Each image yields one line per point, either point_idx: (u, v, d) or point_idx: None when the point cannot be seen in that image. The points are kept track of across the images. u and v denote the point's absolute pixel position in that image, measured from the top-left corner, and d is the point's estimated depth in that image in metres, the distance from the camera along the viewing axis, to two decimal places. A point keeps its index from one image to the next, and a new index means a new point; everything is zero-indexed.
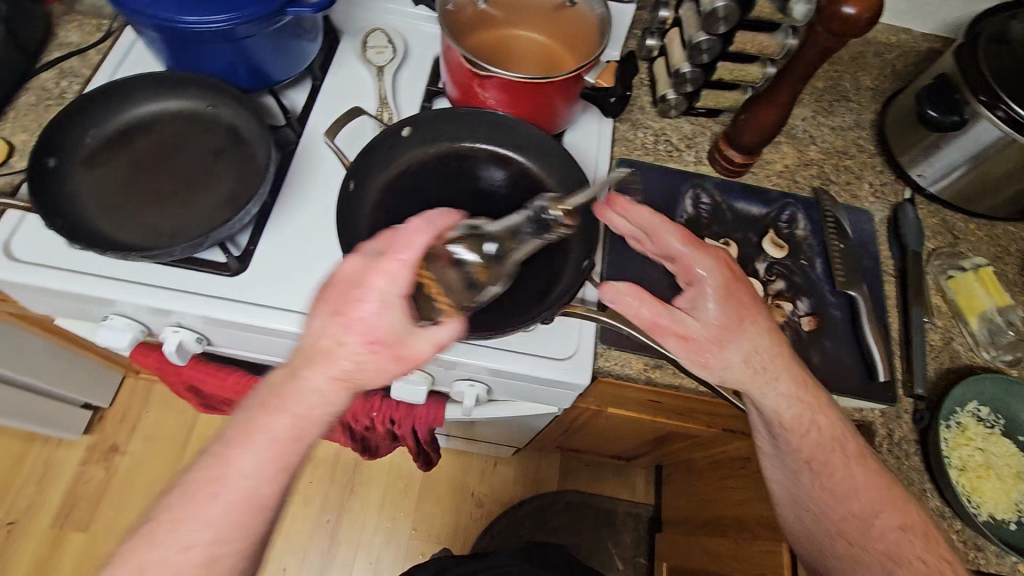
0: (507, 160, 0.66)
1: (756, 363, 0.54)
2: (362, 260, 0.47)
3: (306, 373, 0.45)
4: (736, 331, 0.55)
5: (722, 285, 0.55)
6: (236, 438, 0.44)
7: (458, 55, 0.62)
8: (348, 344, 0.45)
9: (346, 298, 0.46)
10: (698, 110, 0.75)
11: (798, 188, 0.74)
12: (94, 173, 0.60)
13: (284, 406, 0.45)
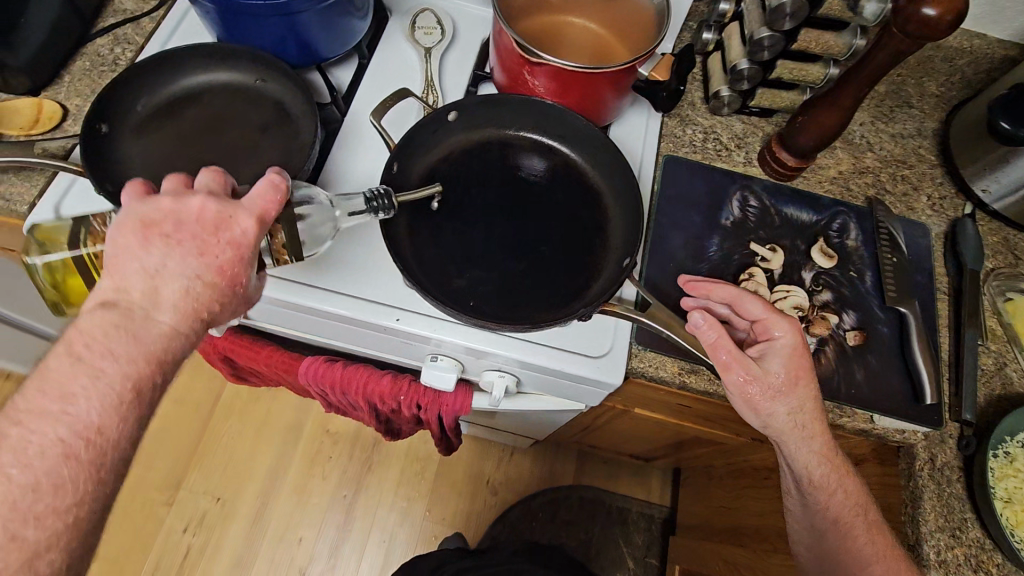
0: (550, 151, 0.66)
1: (800, 421, 0.54)
2: (208, 199, 0.43)
3: (154, 310, 0.41)
4: (793, 391, 0.54)
5: (793, 348, 0.55)
6: (63, 383, 0.37)
7: (509, 41, 0.60)
8: (177, 283, 0.41)
9: (194, 236, 0.42)
10: (752, 109, 0.73)
11: (852, 196, 0.71)
12: (144, 141, 0.60)
13: (103, 342, 0.39)
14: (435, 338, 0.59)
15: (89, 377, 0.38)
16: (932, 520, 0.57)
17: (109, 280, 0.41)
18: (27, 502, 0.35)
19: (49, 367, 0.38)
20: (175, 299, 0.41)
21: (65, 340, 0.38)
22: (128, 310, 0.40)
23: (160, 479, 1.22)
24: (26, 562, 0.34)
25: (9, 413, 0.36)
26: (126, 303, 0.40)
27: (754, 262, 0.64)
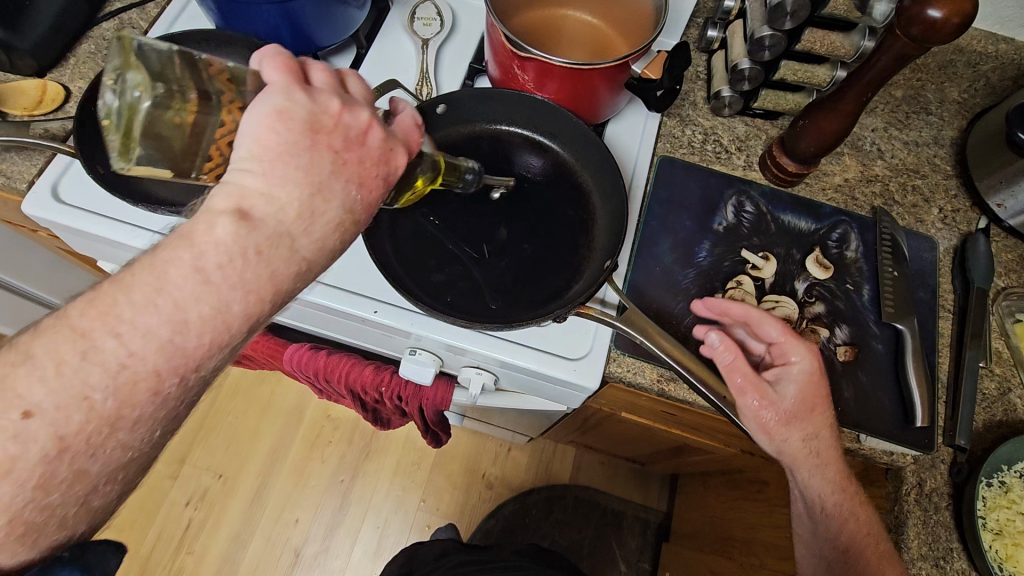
0: (542, 148, 0.65)
1: (812, 448, 0.53)
2: (370, 117, 0.38)
3: (299, 238, 0.35)
4: (807, 417, 0.52)
5: (812, 372, 0.53)
6: (179, 304, 0.31)
7: (495, 35, 0.59)
8: (333, 210, 0.37)
9: (361, 163, 0.38)
10: (755, 110, 0.70)
11: (856, 205, 0.68)
12: None
13: (237, 269, 0.33)
14: (413, 332, 0.59)
15: (210, 308, 0.32)
16: (913, 547, 0.54)
17: (257, 181, 0.34)
18: (99, 438, 0.30)
19: (169, 276, 0.31)
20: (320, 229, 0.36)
21: (191, 246, 0.32)
22: (273, 232, 0.34)
23: (165, 453, 1.26)
24: (82, 497, 0.31)
25: (108, 317, 0.30)
26: (276, 224, 0.34)
27: (745, 270, 0.62)
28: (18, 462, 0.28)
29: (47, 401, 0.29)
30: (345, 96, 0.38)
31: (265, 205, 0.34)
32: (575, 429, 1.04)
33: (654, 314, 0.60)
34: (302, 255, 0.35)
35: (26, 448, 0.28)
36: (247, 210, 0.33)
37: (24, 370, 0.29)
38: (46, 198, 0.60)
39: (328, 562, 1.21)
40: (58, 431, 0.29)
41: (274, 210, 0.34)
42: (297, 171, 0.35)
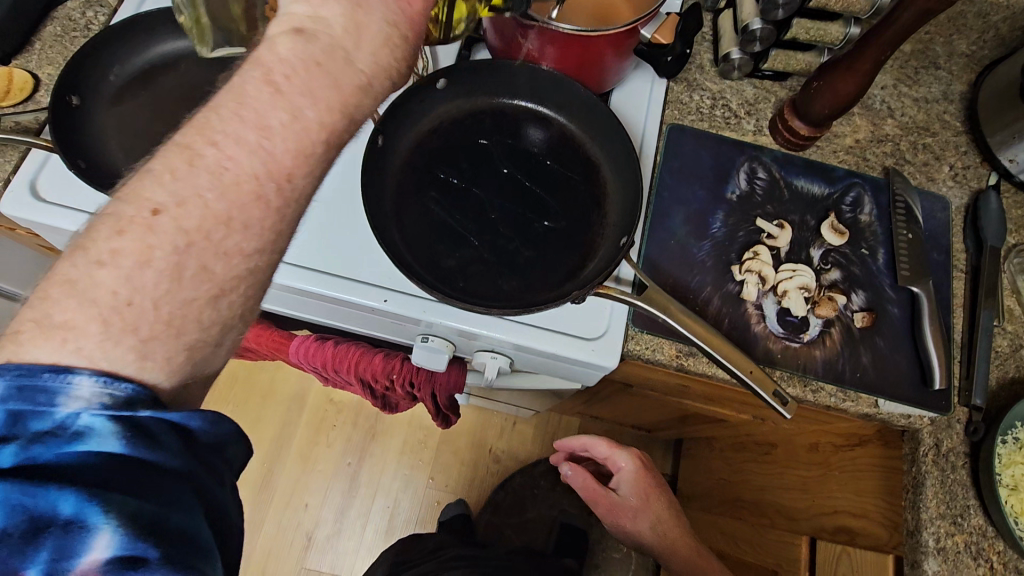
0: (546, 120, 0.62)
1: (660, 530, 0.76)
2: None
3: (352, 51, 0.34)
4: (646, 505, 0.77)
5: (634, 471, 0.77)
6: (260, 116, 0.32)
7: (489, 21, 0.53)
8: (376, 22, 0.35)
9: None
10: (765, 72, 0.68)
11: (867, 166, 0.67)
12: (117, 113, 0.57)
13: (304, 80, 0.33)
14: (425, 320, 0.57)
15: (288, 115, 0.32)
16: (933, 506, 0.55)
17: (303, 7, 0.34)
18: (217, 234, 0.31)
19: (246, 92, 0.32)
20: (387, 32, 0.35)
21: (261, 64, 0.32)
22: (326, 46, 0.33)
23: None
24: (212, 297, 0.31)
25: (204, 132, 0.31)
26: (326, 39, 0.33)
27: (760, 239, 0.60)
28: (157, 251, 0.30)
29: (168, 198, 0.30)
30: None
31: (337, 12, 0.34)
32: (584, 402, 1.04)
33: (672, 288, 0.59)
34: (359, 68, 0.34)
35: (159, 240, 0.30)
36: (300, 28, 0.33)
37: (146, 179, 0.31)
38: (25, 197, 0.56)
39: (341, 543, 1.22)
40: (181, 225, 0.30)
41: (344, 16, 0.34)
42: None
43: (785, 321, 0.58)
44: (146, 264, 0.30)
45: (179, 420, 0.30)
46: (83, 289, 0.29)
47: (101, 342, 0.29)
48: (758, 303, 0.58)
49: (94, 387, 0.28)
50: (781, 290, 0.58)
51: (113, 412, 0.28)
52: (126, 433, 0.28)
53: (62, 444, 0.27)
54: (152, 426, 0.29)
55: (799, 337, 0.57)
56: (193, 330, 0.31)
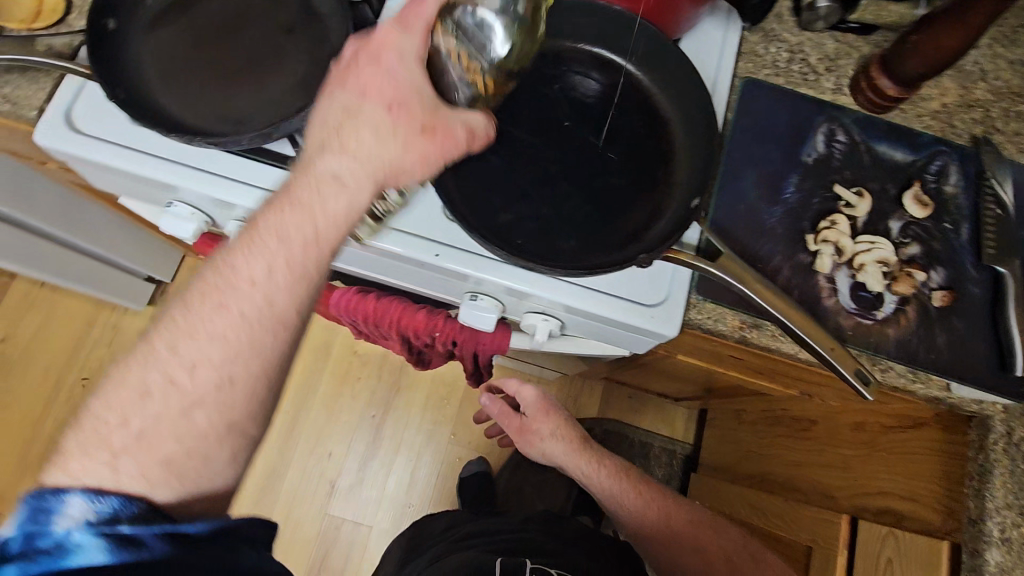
0: (613, 66, 0.57)
1: (561, 434, 0.83)
2: (394, 46, 0.43)
3: (324, 164, 0.42)
4: (546, 418, 0.84)
5: (539, 393, 0.85)
6: (229, 250, 0.41)
7: (468, 123, 0.44)
8: (356, 135, 0.42)
9: (378, 91, 0.42)
10: (850, 24, 0.62)
11: (954, 133, 0.62)
12: (154, 40, 0.53)
13: (274, 199, 0.42)
14: (475, 277, 0.54)
15: (246, 230, 0.41)
16: (1000, 495, 0.55)
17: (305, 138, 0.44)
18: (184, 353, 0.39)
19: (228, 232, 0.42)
20: (379, 146, 0.42)
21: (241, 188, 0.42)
22: (304, 169, 0.42)
23: None
24: (188, 410, 0.39)
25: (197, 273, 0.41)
26: (305, 159, 0.43)
27: (837, 207, 0.56)
28: (133, 377, 0.39)
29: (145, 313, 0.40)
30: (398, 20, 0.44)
31: (324, 149, 0.42)
32: (615, 368, 1.02)
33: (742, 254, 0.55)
34: (334, 173, 0.42)
35: (139, 362, 0.39)
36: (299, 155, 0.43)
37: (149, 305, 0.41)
38: (60, 128, 0.53)
39: (364, 492, 1.24)
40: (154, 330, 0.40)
41: (340, 146, 0.42)
42: (336, 116, 0.42)
43: (858, 296, 0.54)
44: (124, 387, 0.38)
45: (170, 528, 0.36)
46: (90, 428, 0.38)
47: (82, 461, 0.36)
48: (831, 276, 0.55)
49: (82, 506, 0.35)
50: (858, 263, 0.55)
51: (98, 526, 0.35)
52: (111, 543, 0.34)
53: (54, 561, 0.33)
54: (134, 533, 0.35)
55: (873, 313, 0.54)
56: (171, 442, 0.38)
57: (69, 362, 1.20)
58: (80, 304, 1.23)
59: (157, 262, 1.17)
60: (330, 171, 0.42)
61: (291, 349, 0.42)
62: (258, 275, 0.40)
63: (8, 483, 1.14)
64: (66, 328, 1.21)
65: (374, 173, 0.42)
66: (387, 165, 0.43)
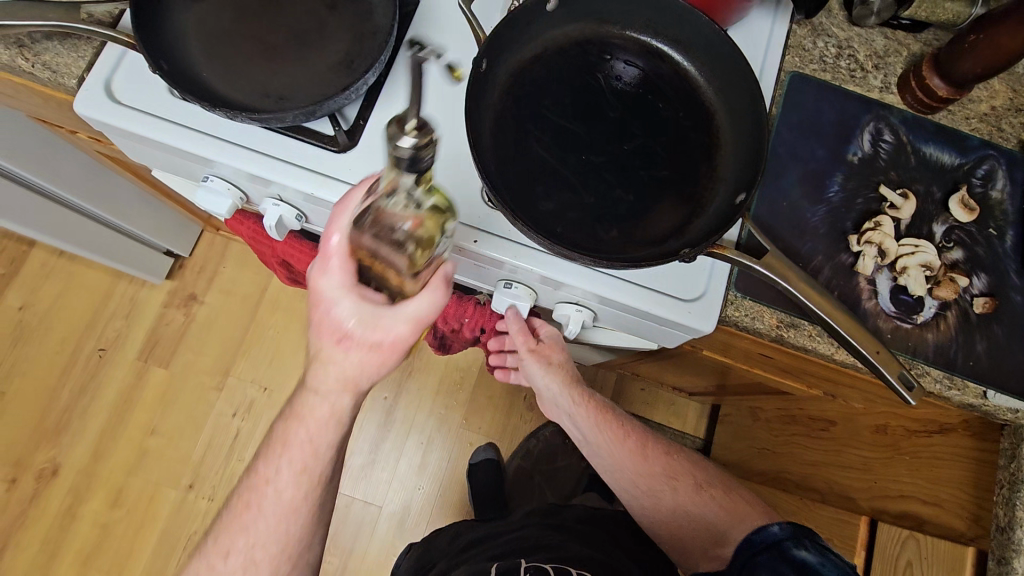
0: (660, 57, 0.56)
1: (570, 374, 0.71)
2: (331, 294, 0.47)
3: (317, 393, 0.51)
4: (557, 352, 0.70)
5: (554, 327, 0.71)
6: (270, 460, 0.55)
7: (410, 317, 0.47)
8: (328, 374, 0.49)
9: (327, 332, 0.48)
10: (902, 20, 0.61)
11: (1002, 138, 0.60)
12: (198, 11, 0.52)
13: (287, 429, 0.53)
14: (514, 264, 0.54)
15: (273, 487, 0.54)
16: None
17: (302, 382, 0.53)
18: None
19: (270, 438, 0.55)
20: (346, 370, 0.49)
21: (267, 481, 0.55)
22: (307, 400, 0.52)
23: (207, 366, 1.21)
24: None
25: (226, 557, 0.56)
26: (303, 396, 0.52)
27: (881, 209, 0.55)
28: None
29: None
30: (329, 264, 0.47)
31: (314, 379, 0.50)
32: (633, 361, 1.01)
33: (785, 252, 0.54)
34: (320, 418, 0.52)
35: None
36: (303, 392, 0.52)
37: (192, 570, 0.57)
38: (100, 97, 0.52)
39: (375, 474, 1.24)
40: None
41: (321, 377, 0.50)
42: (311, 349, 0.50)
43: (898, 299, 0.54)
44: None
45: None
46: None
47: None
48: (872, 278, 0.54)
49: None
50: (900, 266, 0.54)
51: None
52: None
53: None
54: None
55: (912, 318, 0.53)
56: None
57: (85, 332, 1.21)
58: (97, 274, 1.23)
59: (177, 237, 1.17)
60: (320, 393, 0.51)
61: (309, 519, 0.56)
62: (275, 478, 0.54)
63: (25, 449, 1.15)
64: (84, 297, 1.22)
65: (352, 385, 0.50)
66: (360, 375, 0.49)
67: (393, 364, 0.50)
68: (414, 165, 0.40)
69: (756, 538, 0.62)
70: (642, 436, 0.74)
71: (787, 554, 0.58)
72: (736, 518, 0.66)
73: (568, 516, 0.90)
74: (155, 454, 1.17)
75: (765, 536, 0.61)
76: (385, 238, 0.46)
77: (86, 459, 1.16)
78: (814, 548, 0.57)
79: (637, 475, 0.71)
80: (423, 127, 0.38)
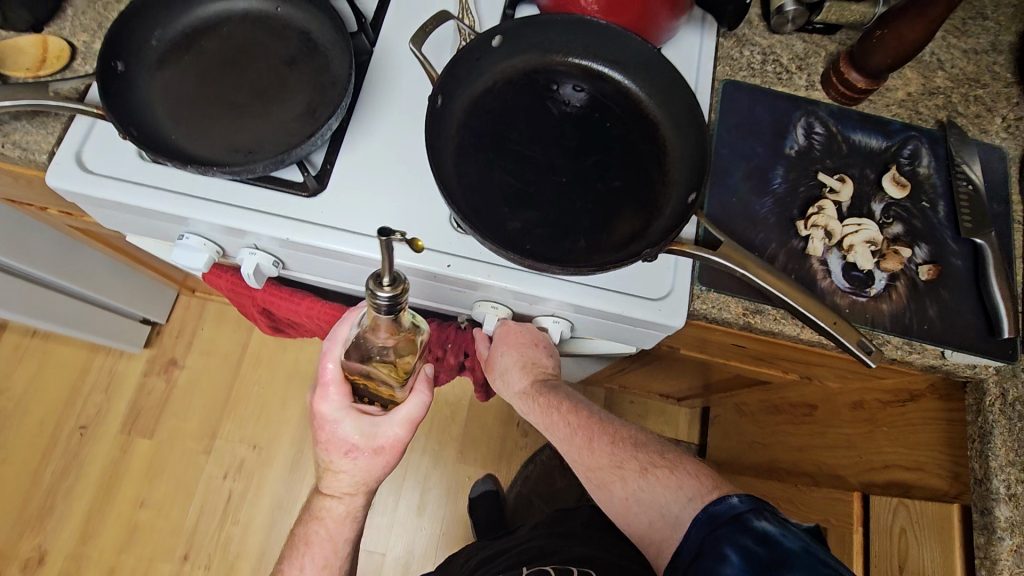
0: (603, 79, 0.60)
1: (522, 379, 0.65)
2: (331, 415, 0.54)
3: (337, 497, 0.59)
4: (507, 359, 0.65)
5: (503, 334, 0.64)
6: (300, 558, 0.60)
7: (403, 420, 0.55)
8: (342, 479, 0.58)
9: (332, 449, 0.56)
10: (815, 25, 0.67)
11: (922, 119, 0.66)
12: (163, 78, 0.55)
13: (315, 524, 0.60)
14: (490, 285, 0.56)
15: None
16: (1003, 455, 0.54)
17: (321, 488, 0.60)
18: None
19: (298, 534, 0.61)
20: (355, 474, 0.57)
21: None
22: (332, 503, 0.60)
23: (194, 430, 1.19)
24: None
25: None
26: (326, 499, 0.60)
27: (822, 194, 0.60)
28: None
29: None
30: (325, 390, 0.55)
31: (329, 484, 0.58)
32: (618, 371, 1.04)
33: (742, 244, 0.58)
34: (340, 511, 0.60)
35: None
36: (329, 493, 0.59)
37: None
38: (71, 168, 0.54)
39: (375, 521, 1.22)
40: None
41: (336, 483, 0.58)
42: (322, 462, 0.57)
43: (851, 275, 0.57)
44: None
45: None
46: None
47: None
48: (823, 258, 0.58)
49: None
50: (847, 245, 0.58)
51: None
52: None
53: None
54: None
55: (865, 291, 0.57)
56: None
57: (64, 411, 1.18)
58: (72, 351, 1.21)
59: (153, 303, 1.17)
60: (336, 495, 0.59)
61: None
62: None
63: (8, 541, 1.11)
64: (59, 376, 1.19)
65: (363, 483, 0.58)
66: (367, 474, 0.57)
67: (394, 460, 0.58)
68: (392, 310, 0.42)
69: (713, 510, 0.53)
70: (594, 423, 0.65)
71: (747, 525, 0.50)
72: (680, 494, 0.57)
73: (575, 522, 0.89)
74: (146, 528, 1.14)
75: (724, 510, 0.52)
76: (361, 359, 0.52)
77: (73, 543, 1.12)
78: (775, 520, 0.50)
79: (587, 468, 0.63)
80: (395, 280, 0.41)
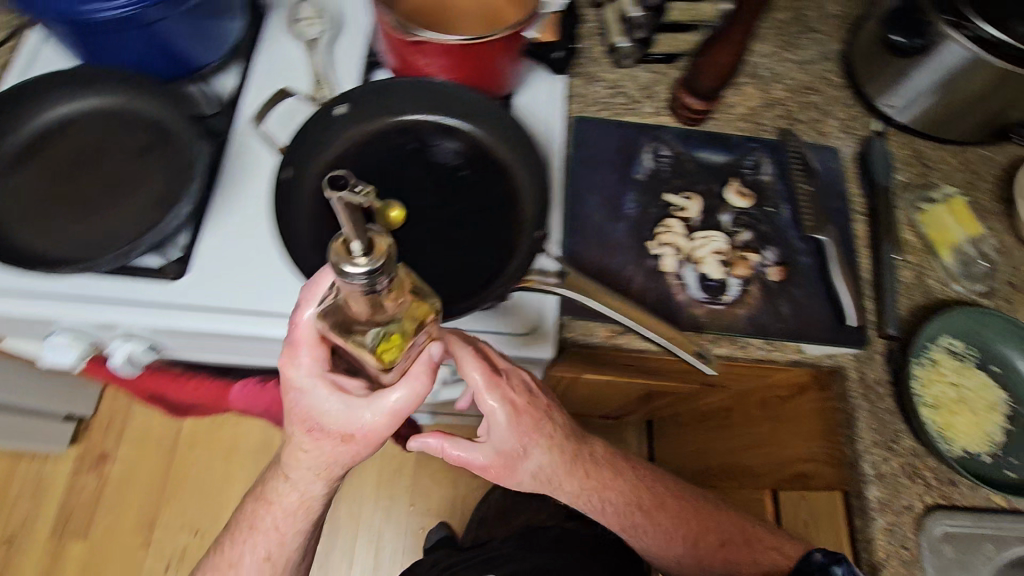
0: (452, 131, 0.62)
1: (544, 475, 0.56)
2: (303, 386, 0.44)
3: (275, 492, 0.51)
4: (522, 430, 0.52)
5: (513, 408, 0.51)
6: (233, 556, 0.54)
7: (386, 409, 0.45)
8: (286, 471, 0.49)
9: (298, 422, 0.45)
10: (654, 56, 0.72)
11: (764, 130, 0.71)
12: (13, 184, 0.56)
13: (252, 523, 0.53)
14: None
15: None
16: (867, 437, 0.58)
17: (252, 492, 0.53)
18: None
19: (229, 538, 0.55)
20: (319, 459, 0.47)
21: None
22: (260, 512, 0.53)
23: (131, 523, 1.16)
24: None
25: None
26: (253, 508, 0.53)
27: (671, 213, 0.63)
28: None
29: None
30: (306, 351, 0.45)
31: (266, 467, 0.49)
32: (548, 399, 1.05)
33: (601, 271, 0.61)
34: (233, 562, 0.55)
35: None
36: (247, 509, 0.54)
37: None
38: None
39: None
40: None
41: (291, 466, 0.48)
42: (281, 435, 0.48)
43: (706, 286, 0.60)
44: None
45: None
46: None
47: None
48: (678, 273, 0.61)
49: None
50: (697, 258, 0.61)
51: None
52: None
53: None
54: None
55: (720, 298, 0.60)
56: None
57: None
58: None
59: (76, 398, 1.14)
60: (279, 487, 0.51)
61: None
62: None
63: None
64: None
65: (330, 472, 0.48)
66: (333, 461, 0.47)
67: (368, 451, 0.47)
68: (371, 287, 0.36)
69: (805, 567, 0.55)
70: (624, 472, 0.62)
71: None
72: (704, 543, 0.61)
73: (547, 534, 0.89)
74: None
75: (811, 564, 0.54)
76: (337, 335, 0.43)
77: None
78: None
79: (618, 521, 0.61)
80: (370, 247, 0.34)
